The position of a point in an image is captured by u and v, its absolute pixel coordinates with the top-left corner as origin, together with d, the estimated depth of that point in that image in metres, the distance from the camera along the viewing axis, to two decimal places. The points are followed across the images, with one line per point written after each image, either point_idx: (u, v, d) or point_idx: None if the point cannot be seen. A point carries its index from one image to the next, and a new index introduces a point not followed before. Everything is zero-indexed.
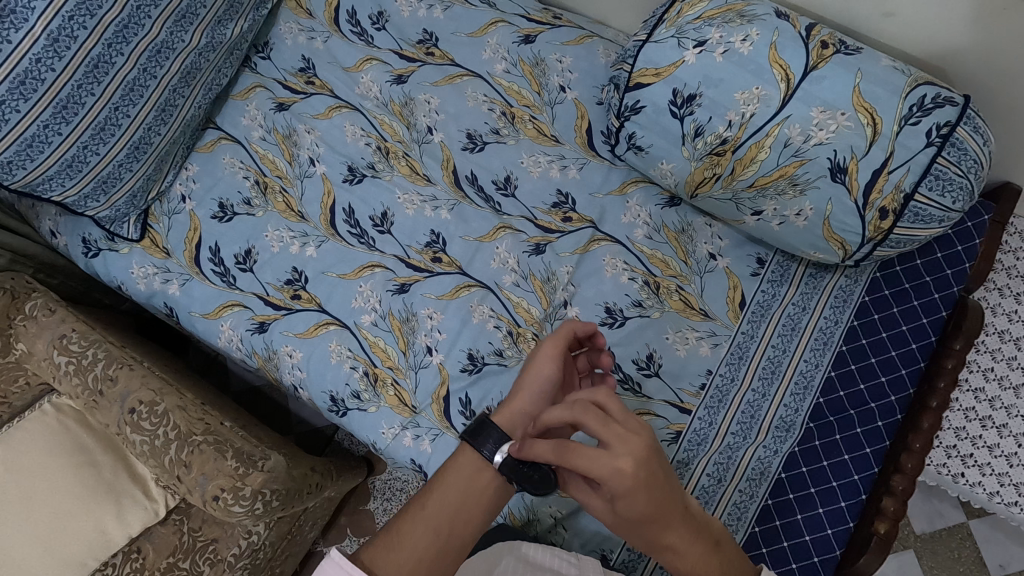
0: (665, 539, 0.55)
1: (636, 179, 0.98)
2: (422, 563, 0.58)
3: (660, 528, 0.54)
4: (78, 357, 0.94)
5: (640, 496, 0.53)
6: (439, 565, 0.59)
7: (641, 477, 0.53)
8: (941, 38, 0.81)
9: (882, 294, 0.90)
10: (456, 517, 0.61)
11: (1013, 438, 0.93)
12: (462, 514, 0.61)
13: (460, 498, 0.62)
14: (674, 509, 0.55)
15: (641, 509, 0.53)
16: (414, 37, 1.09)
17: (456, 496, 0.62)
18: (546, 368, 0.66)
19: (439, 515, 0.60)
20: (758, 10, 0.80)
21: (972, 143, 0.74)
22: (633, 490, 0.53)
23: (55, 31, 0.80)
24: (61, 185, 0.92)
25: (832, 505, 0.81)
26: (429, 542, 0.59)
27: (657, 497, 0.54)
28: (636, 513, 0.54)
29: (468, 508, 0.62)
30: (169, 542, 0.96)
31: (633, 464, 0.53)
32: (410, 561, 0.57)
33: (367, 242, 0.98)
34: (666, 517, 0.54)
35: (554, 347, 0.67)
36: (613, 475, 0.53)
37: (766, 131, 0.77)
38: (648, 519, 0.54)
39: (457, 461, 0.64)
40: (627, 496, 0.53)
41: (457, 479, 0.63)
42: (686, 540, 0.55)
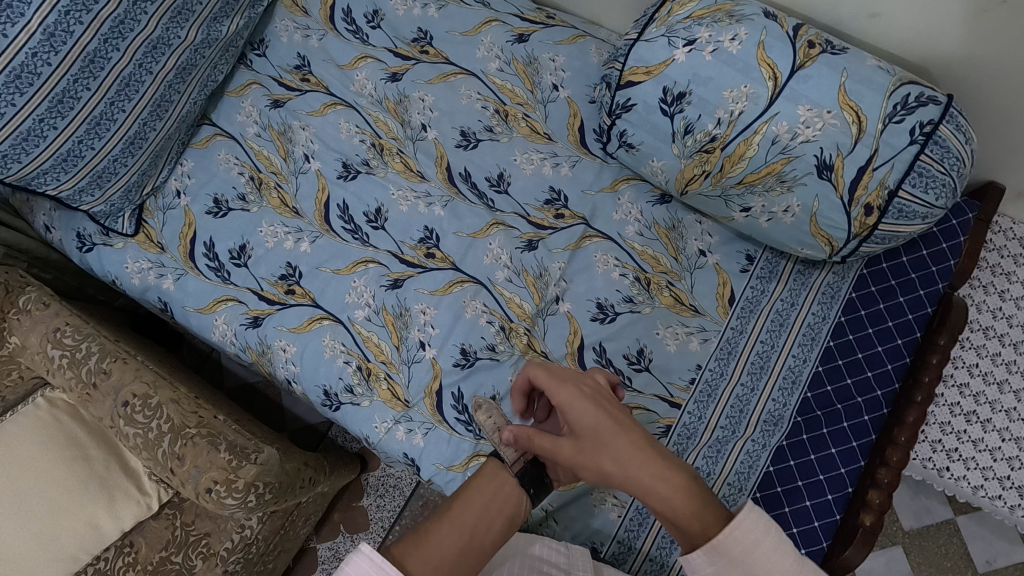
0: (622, 450, 0.60)
1: (628, 176, 1.00)
2: (446, 565, 0.56)
3: (616, 438, 0.60)
4: (72, 350, 0.94)
5: (587, 403, 0.61)
6: (461, 570, 0.56)
7: (586, 390, 0.63)
8: (927, 38, 0.82)
9: (869, 291, 0.91)
10: (482, 522, 0.59)
11: (996, 433, 0.95)
12: (488, 519, 0.60)
13: (485, 501, 0.60)
14: (624, 423, 0.61)
15: (591, 417, 0.61)
16: (409, 36, 1.10)
17: (482, 502, 0.60)
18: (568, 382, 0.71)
19: (466, 519, 0.59)
20: (746, 10, 0.82)
21: (954, 141, 0.76)
22: (580, 399, 0.62)
23: (52, 26, 0.80)
24: (56, 180, 0.92)
25: (819, 498, 0.83)
26: (454, 544, 0.57)
27: (606, 410, 0.62)
28: (588, 424, 0.61)
29: (494, 514, 0.60)
30: (162, 537, 0.96)
31: (576, 382, 0.63)
32: (435, 558, 0.56)
33: (361, 238, 0.99)
34: (618, 427, 0.61)
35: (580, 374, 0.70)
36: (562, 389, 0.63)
37: (754, 129, 0.79)
38: (602, 431, 0.61)
39: (483, 470, 0.63)
40: (577, 406, 0.61)
41: (484, 485, 0.62)
42: (643, 452, 0.60)
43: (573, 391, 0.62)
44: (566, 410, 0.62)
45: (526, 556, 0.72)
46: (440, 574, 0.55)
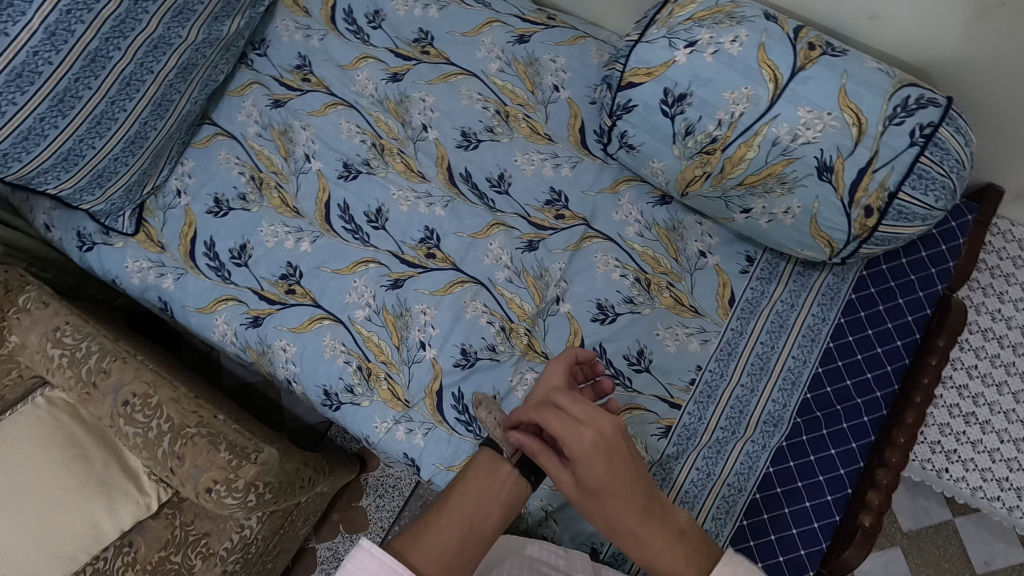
0: (621, 510, 0.58)
1: (628, 177, 1.00)
2: (449, 552, 0.58)
3: (618, 498, 0.57)
4: (72, 349, 0.94)
5: (599, 463, 0.57)
6: (464, 556, 0.59)
7: (600, 447, 0.57)
8: (927, 40, 0.82)
9: (869, 292, 0.91)
10: (478, 512, 0.62)
11: (995, 435, 0.95)
12: (483, 508, 0.62)
13: (481, 492, 0.63)
14: (631, 484, 0.58)
15: (599, 476, 0.57)
16: (410, 36, 1.10)
17: (477, 491, 0.63)
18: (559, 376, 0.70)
19: (462, 509, 0.61)
20: (747, 12, 0.82)
21: (954, 143, 0.76)
22: (591, 456, 0.57)
23: (53, 24, 0.80)
24: (57, 178, 0.92)
25: (819, 499, 0.83)
26: (453, 534, 0.59)
27: (616, 467, 0.57)
28: (594, 479, 0.57)
29: (490, 503, 0.63)
30: (161, 536, 0.96)
31: (592, 434, 0.57)
32: (436, 549, 0.58)
33: (361, 238, 0.99)
34: (624, 489, 0.57)
35: (560, 366, 0.71)
36: (575, 439, 0.58)
37: (755, 130, 0.79)
38: (604, 489, 0.57)
39: (476, 461, 0.66)
40: (587, 461, 0.57)
41: (478, 476, 0.64)
42: (641, 515, 0.58)
43: (586, 443, 0.57)
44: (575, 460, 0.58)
45: (524, 557, 0.72)
46: (443, 561, 0.57)
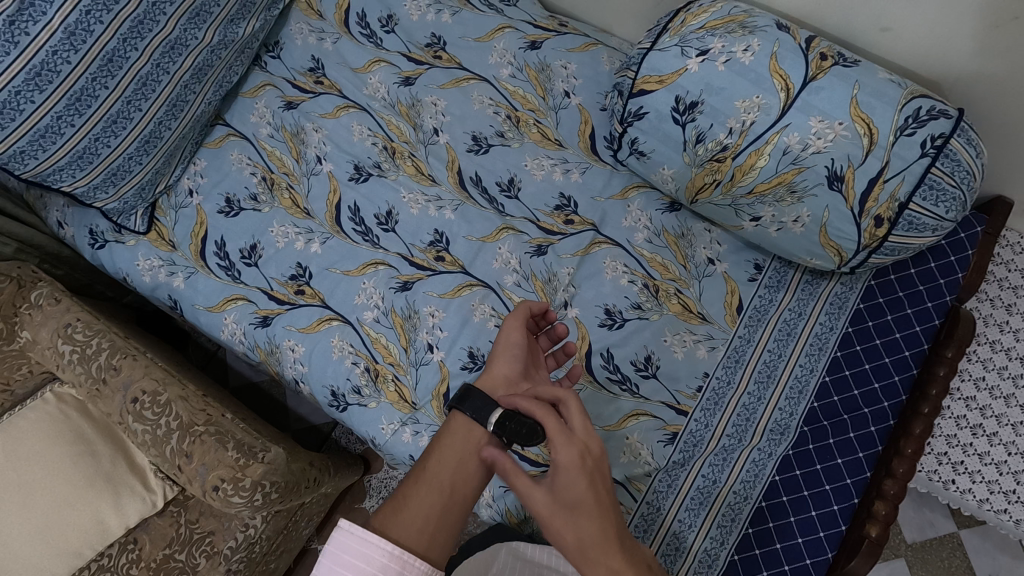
0: (593, 536, 0.56)
1: (637, 184, 1.00)
2: (432, 519, 0.60)
3: (593, 521, 0.56)
4: (82, 345, 0.95)
5: (584, 479, 0.57)
6: (447, 520, 0.61)
7: (587, 464, 0.58)
8: (939, 52, 0.82)
9: (877, 302, 0.91)
10: (455, 476, 0.63)
11: (1002, 447, 0.95)
12: (461, 471, 0.64)
13: (458, 458, 0.64)
14: (610, 512, 0.57)
15: (579, 492, 0.57)
16: (423, 41, 1.11)
17: (452, 455, 0.64)
18: (515, 338, 0.73)
19: (438, 476, 0.63)
20: (759, 22, 0.82)
21: (965, 154, 0.76)
22: (576, 465, 0.58)
23: (73, 24, 0.81)
24: (71, 176, 0.93)
25: (825, 508, 0.83)
26: (432, 502, 0.61)
27: (597, 485, 0.58)
28: (574, 493, 0.57)
29: (465, 466, 0.64)
30: (166, 534, 0.96)
31: (581, 449, 0.59)
32: (419, 519, 0.60)
33: (371, 240, 0.99)
34: (601, 514, 0.57)
35: (516, 325, 0.74)
36: (565, 447, 0.59)
37: (766, 139, 0.79)
38: (583, 505, 0.57)
39: (450, 426, 0.66)
40: (571, 472, 0.58)
41: (454, 438, 0.65)
42: (614, 549, 0.55)
43: (574, 454, 0.58)
44: (558, 470, 0.59)
45: (527, 560, 0.71)
46: (427, 530, 0.59)
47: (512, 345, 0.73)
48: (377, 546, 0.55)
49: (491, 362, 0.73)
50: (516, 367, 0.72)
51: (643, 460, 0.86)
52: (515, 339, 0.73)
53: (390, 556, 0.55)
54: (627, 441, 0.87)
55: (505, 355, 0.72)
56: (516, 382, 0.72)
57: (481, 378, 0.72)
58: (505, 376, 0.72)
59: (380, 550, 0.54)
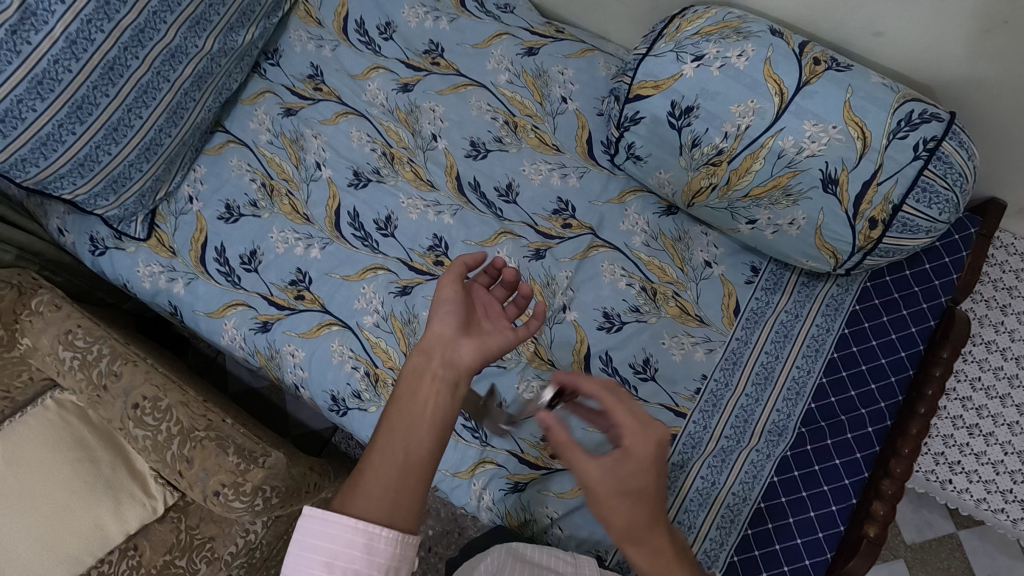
0: (645, 519, 0.59)
1: (635, 188, 1.01)
2: (389, 488, 0.56)
3: (649, 507, 0.59)
4: (83, 352, 0.95)
5: (652, 469, 0.59)
6: (406, 487, 0.57)
7: (657, 457, 0.60)
8: (930, 56, 0.83)
9: (872, 303, 0.92)
10: (402, 433, 0.58)
11: (998, 446, 0.95)
12: (407, 428, 0.59)
13: (407, 424, 0.59)
14: (661, 499, 0.61)
15: (642, 480, 0.59)
16: (421, 47, 1.12)
17: (402, 412, 0.60)
18: (448, 294, 0.67)
19: (389, 440, 0.58)
20: (753, 27, 0.83)
21: (957, 157, 0.77)
22: (648, 456, 0.60)
23: (74, 34, 0.82)
24: (73, 184, 0.93)
25: (823, 509, 0.83)
26: (386, 470, 0.57)
27: (659, 476, 0.61)
28: (637, 480, 0.59)
29: (413, 421, 0.59)
30: (167, 540, 0.96)
31: (655, 440, 0.60)
32: (377, 490, 0.56)
33: (370, 245, 1.00)
34: (655, 502, 0.60)
35: (450, 282, 0.68)
36: (640, 438, 0.60)
37: (761, 142, 0.80)
38: (643, 491, 0.59)
39: (396, 395, 0.61)
40: (640, 461, 0.59)
41: (395, 401, 0.61)
42: (660, 532, 0.59)
43: (647, 445, 0.60)
44: (625, 455, 0.60)
45: (529, 564, 0.71)
46: (385, 500, 0.56)
47: (444, 300, 0.67)
48: (339, 525, 0.54)
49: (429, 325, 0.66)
50: (453, 321, 0.66)
51: None
52: (447, 292, 0.68)
53: (355, 530, 0.54)
54: None
55: (440, 312, 0.66)
56: (457, 338, 0.65)
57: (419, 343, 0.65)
58: (443, 333, 0.65)
59: (342, 528, 0.54)
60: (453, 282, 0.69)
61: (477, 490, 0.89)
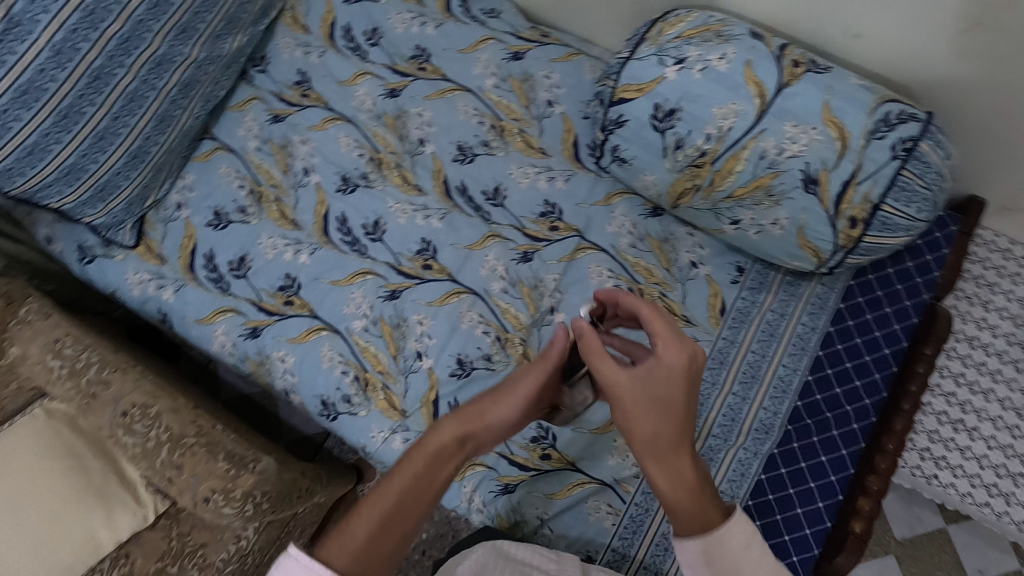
0: (668, 432, 0.60)
1: (621, 190, 1.02)
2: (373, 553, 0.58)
3: (674, 422, 0.60)
4: (71, 360, 0.95)
5: (679, 379, 0.61)
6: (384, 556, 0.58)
7: (686, 370, 0.61)
8: (908, 57, 0.85)
9: (856, 301, 0.93)
10: (404, 515, 0.61)
11: (982, 441, 0.96)
12: (411, 512, 0.61)
13: (412, 497, 0.62)
14: (688, 416, 0.61)
15: (669, 391, 0.60)
16: (408, 53, 1.12)
17: (416, 489, 0.62)
18: (513, 405, 0.68)
19: (393, 508, 0.61)
20: (734, 30, 0.84)
21: (934, 156, 0.78)
22: (676, 367, 0.61)
23: (59, 43, 0.82)
24: (60, 193, 0.93)
25: (810, 505, 0.84)
26: (381, 536, 0.59)
27: (686, 393, 0.61)
28: (662, 391, 0.60)
29: (422, 505, 0.62)
30: (158, 547, 0.95)
31: (686, 353, 0.61)
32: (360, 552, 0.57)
33: (359, 250, 1.01)
34: (681, 416, 0.61)
35: (524, 389, 0.68)
36: (669, 349, 0.61)
37: (742, 144, 0.81)
38: (669, 401, 0.60)
39: (410, 462, 0.64)
40: (667, 371, 0.61)
41: (414, 475, 0.63)
42: (682, 452, 0.61)
43: (676, 357, 0.61)
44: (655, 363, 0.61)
45: (511, 560, 0.72)
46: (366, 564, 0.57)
47: (511, 407, 0.68)
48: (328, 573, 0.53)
49: (476, 413, 0.67)
50: (501, 424, 0.68)
51: (631, 462, 0.87)
52: (518, 401, 0.68)
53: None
54: (615, 444, 0.88)
55: (498, 410, 0.67)
56: (490, 440, 0.69)
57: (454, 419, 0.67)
58: (485, 433, 0.68)
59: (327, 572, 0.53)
60: (528, 392, 0.68)
61: (468, 493, 0.91)
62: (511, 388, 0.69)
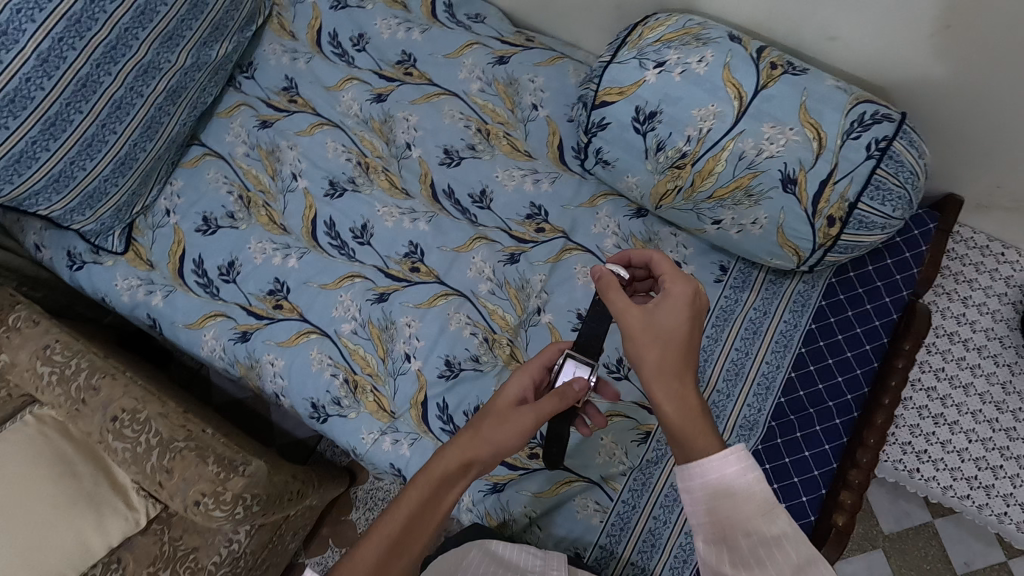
0: (675, 360, 0.62)
1: (605, 192, 1.03)
2: None
3: (681, 350, 0.62)
4: (61, 366, 0.96)
5: (686, 310, 0.63)
6: None
7: (694, 305, 0.64)
8: (882, 59, 0.87)
9: (837, 299, 0.95)
10: (410, 542, 0.63)
11: (963, 434, 0.98)
12: (417, 539, 0.64)
13: (415, 526, 0.64)
14: (694, 348, 0.63)
15: (677, 320, 0.63)
16: (394, 58, 1.13)
17: (422, 516, 0.64)
18: (517, 439, 0.66)
19: (399, 535, 0.63)
20: (712, 33, 0.86)
21: (908, 155, 0.80)
22: (683, 298, 0.64)
23: (46, 51, 0.83)
24: (48, 200, 0.94)
25: (794, 500, 0.85)
26: (388, 562, 0.61)
27: (693, 327, 0.64)
28: (671, 320, 0.63)
29: (428, 532, 0.64)
30: (150, 552, 0.95)
31: (693, 289, 0.64)
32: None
33: (347, 254, 1.02)
34: (687, 345, 0.62)
35: (529, 422, 0.67)
36: (677, 284, 0.65)
37: (722, 145, 0.83)
38: (677, 330, 0.63)
39: (416, 489, 0.65)
40: (675, 302, 0.64)
41: (419, 502, 0.64)
42: (687, 380, 0.61)
43: (683, 292, 0.64)
44: (665, 299, 0.65)
45: (498, 558, 0.73)
46: None
47: (514, 438, 0.66)
48: None
49: (482, 443, 0.67)
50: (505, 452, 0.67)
51: (618, 460, 0.88)
52: (523, 432, 0.67)
53: None
54: (602, 443, 0.89)
55: (504, 439, 0.66)
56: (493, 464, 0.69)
57: (460, 446, 0.67)
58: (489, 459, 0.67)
59: None
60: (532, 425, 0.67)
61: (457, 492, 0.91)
62: (515, 417, 0.67)
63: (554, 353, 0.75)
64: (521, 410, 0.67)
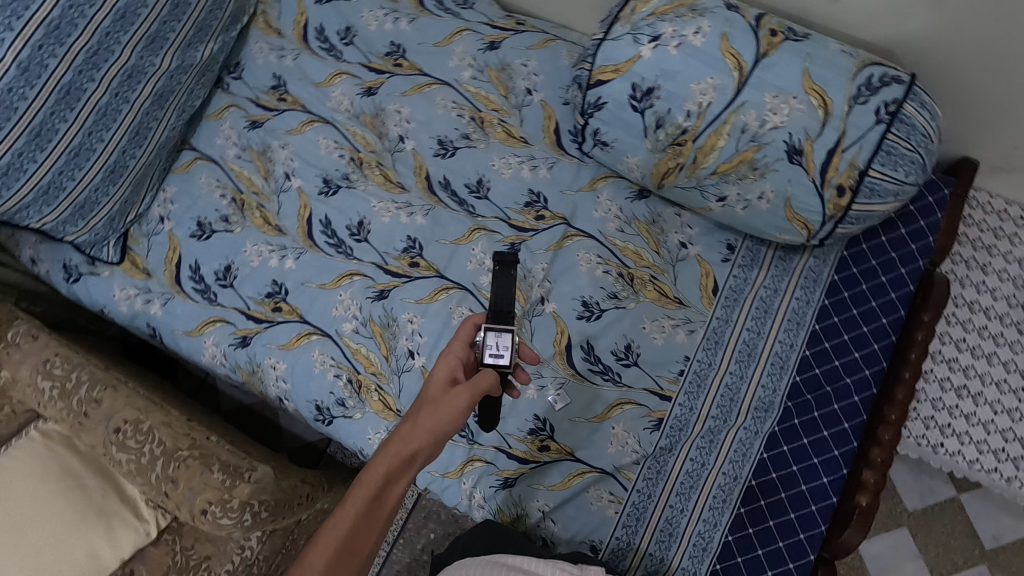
0: None
1: (606, 174, 1.00)
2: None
3: None
4: (62, 380, 0.95)
5: None
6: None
7: None
8: (887, 21, 0.83)
9: (851, 273, 0.91)
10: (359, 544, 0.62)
11: (987, 406, 0.95)
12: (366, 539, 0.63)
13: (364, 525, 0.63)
14: None
15: None
16: (383, 50, 1.11)
17: (370, 515, 0.64)
18: (452, 419, 0.68)
19: (348, 536, 0.62)
20: (708, 3, 0.82)
21: (919, 117, 0.77)
22: None
23: (26, 60, 0.82)
24: (39, 213, 0.93)
25: (815, 481, 0.83)
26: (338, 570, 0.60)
27: None
28: None
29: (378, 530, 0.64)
30: (162, 563, 0.94)
31: None
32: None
33: (345, 252, 0.99)
34: None
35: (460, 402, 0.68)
36: None
37: (723, 118, 0.80)
38: None
39: (358, 486, 0.64)
40: None
41: (366, 504, 0.64)
42: None
43: None
44: None
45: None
46: None
47: (452, 418, 0.68)
48: None
49: (418, 430, 0.67)
50: (441, 432, 0.68)
51: (631, 449, 0.86)
52: (460, 412, 0.68)
53: None
54: (613, 432, 0.87)
55: (436, 422, 0.67)
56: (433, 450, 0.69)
57: (398, 438, 0.67)
58: (425, 446, 0.68)
59: None
60: (462, 406, 0.68)
61: (468, 489, 0.89)
62: (452, 400, 0.68)
63: (471, 328, 0.76)
64: (454, 392, 0.69)
